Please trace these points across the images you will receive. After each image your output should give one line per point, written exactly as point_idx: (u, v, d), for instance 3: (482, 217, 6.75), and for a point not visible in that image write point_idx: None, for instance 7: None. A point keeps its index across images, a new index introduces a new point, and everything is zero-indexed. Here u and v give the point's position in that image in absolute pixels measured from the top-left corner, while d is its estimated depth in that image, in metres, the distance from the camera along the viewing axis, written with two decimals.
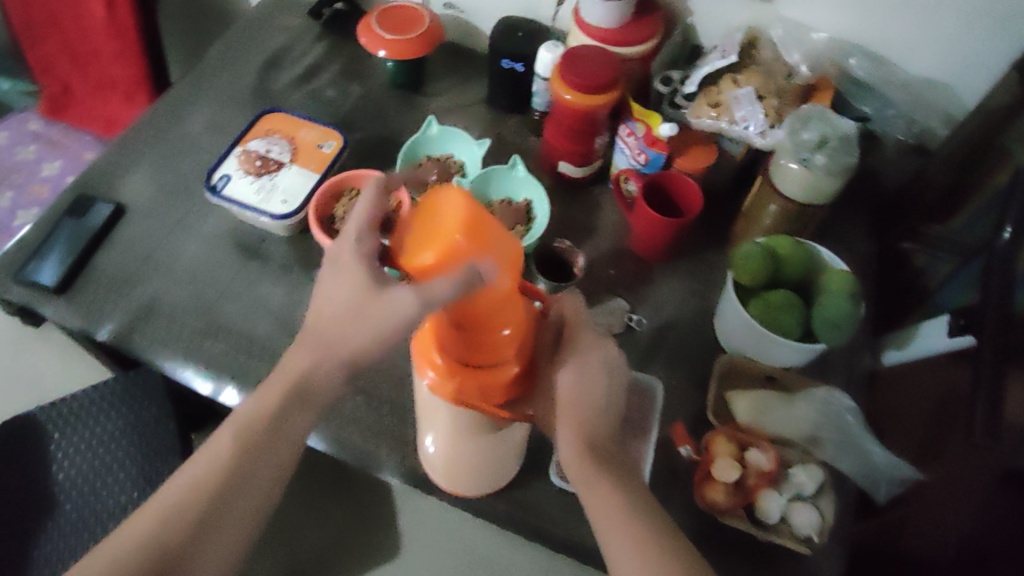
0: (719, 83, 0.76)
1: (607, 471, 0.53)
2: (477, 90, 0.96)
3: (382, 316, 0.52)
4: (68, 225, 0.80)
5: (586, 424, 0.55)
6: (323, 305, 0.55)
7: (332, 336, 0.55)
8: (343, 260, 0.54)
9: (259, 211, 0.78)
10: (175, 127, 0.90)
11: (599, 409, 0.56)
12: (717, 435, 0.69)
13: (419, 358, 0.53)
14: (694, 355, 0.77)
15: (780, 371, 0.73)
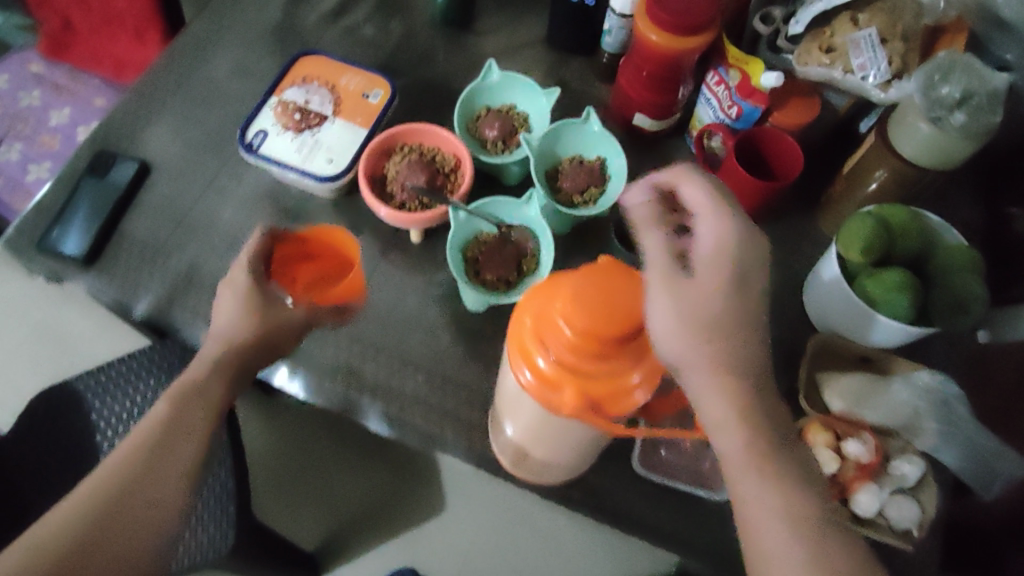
0: (833, 24, 0.66)
1: (724, 350, 0.44)
2: (533, 28, 0.86)
3: (265, 321, 0.61)
4: (91, 186, 0.73)
5: (732, 376, 0.45)
6: (225, 325, 0.62)
7: (231, 335, 0.62)
8: (234, 279, 0.63)
9: (304, 172, 0.69)
10: (196, 71, 0.80)
11: (740, 338, 0.45)
12: (812, 423, 0.60)
13: (515, 356, 0.46)
14: (787, 329, 0.69)
15: (877, 352, 0.63)
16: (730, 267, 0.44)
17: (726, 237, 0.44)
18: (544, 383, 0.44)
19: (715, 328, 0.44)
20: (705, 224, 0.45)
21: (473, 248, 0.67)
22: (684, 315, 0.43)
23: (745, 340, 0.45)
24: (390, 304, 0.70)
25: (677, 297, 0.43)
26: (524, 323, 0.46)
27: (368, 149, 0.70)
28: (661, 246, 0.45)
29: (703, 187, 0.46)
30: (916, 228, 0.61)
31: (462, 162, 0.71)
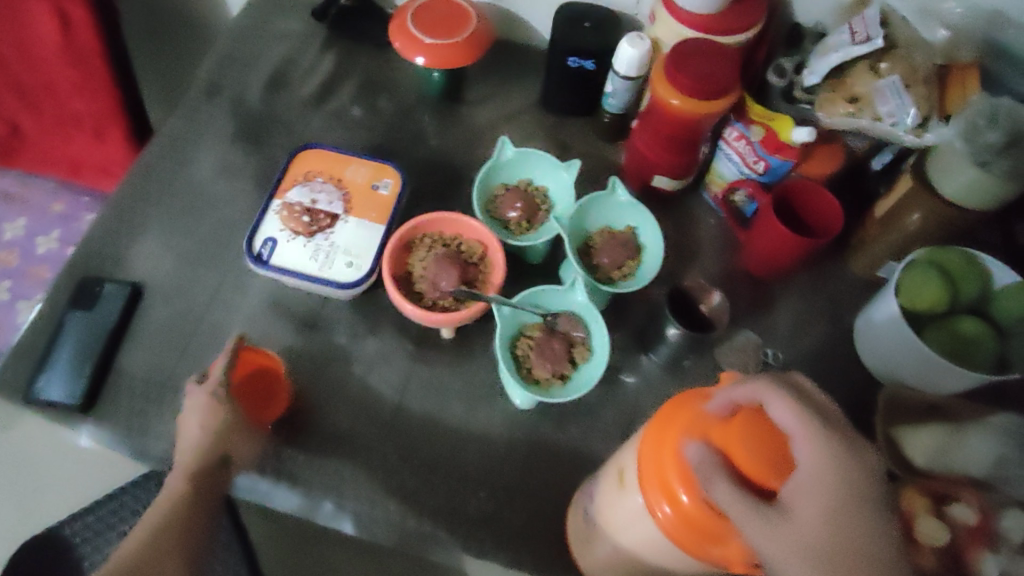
0: (852, 73, 0.65)
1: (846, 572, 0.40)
2: (528, 92, 0.82)
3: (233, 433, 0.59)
4: (78, 321, 0.65)
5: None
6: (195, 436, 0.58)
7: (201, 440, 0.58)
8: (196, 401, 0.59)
9: (324, 281, 0.63)
10: (178, 175, 0.73)
11: (861, 545, 0.40)
12: (906, 489, 0.54)
13: (649, 484, 0.44)
14: (847, 385, 0.67)
15: (949, 400, 0.61)
16: (837, 491, 0.40)
17: (826, 464, 0.39)
18: (683, 524, 0.42)
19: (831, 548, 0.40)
20: (796, 452, 0.40)
21: (521, 344, 0.63)
22: (805, 555, 0.39)
23: (870, 545, 0.41)
24: (433, 414, 0.65)
25: (787, 548, 0.39)
26: (662, 450, 0.43)
27: (389, 247, 0.64)
28: (735, 498, 0.38)
29: (784, 416, 0.40)
30: (972, 273, 0.61)
31: (491, 249, 0.66)
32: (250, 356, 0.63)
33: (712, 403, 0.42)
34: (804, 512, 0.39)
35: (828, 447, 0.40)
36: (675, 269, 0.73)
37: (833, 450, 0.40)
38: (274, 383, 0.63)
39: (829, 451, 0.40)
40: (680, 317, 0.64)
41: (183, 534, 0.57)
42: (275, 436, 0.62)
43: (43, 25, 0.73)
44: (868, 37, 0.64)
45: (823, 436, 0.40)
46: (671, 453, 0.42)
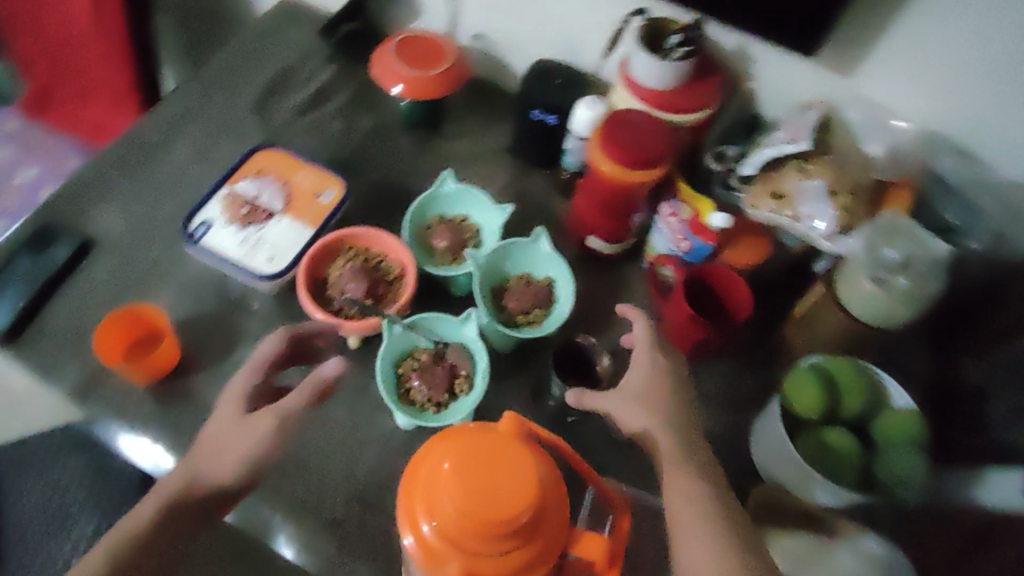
0: (782, 170, 0.66)
1: (684, 456, 0.55)
2: (500, 135, 0.85)
3: (233, 439, 0.59)
4: (25, 261, 0.71)
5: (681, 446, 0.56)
6: (208, 442, 0.59)
7: (206, 456, 0.58)
8: (229, 393, 0.61)
9: (242, 269, 0.68)
10: (158, 153, 0.80)
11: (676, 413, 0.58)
12: None
13: (405, 514, 0.45)
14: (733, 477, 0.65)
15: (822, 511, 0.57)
16: (668, 382, 0.59)
17: (648, 364, 0.60)
18: (426, 550, 0.43)
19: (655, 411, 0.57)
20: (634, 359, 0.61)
21: (406, 364, 0.66)
22: (659, 427, 0.56)
23: (679, 414, 0.58)
24: (320, 413, 0.68)
25: (632, 414, 0.57)
26: (418, 473, 0.46)
27: (310, 251, 0.68)
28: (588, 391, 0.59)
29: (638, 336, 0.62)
30: (861, 385, 0.61)
31: (406, 272, 0.69)
32: (150, 319, 0.69)
33: (463, 423, 0.46)
34: (646, 395, 0.58)
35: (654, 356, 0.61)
36: (590, 328, 0.73)
37: (663, 358, 0.61)
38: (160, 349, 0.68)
39: (651, 357, 0.61)
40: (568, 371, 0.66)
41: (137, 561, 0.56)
42: (164, 402, 0.67)
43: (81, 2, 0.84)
44: (799, 137, 0.65)
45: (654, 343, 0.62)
46: (426, 473, 0.45)
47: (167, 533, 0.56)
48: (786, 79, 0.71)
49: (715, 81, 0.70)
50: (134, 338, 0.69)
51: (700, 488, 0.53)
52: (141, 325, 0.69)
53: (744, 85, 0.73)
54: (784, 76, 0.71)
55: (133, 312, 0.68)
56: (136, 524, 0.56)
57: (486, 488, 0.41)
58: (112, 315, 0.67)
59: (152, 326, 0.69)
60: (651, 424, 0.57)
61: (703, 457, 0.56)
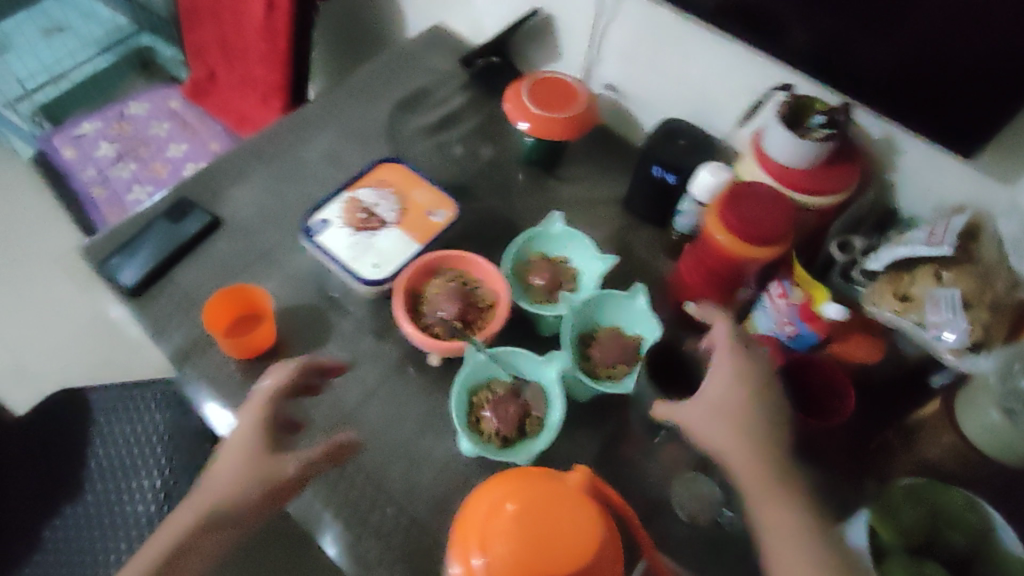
0: (915, 272, 0.62)
1: (765, 464, 0.55)
2: (614, 186, 0.85)
3: (263, 473, 0.58)
4: (161, 227, 0.77)
5: (758, 453, 0.55)
6: (226, 471, 0.58)
7: (230, 488, 0.57)
8: (244, 422, 0.60)
9: (348, 270, 0.71)
10: (294, 149, 0.86)
11: (760, 419, 0.56)
12: None
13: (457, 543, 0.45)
14: None
15: None
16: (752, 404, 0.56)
17: (734, 379, 0.57)
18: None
19: (739, 418, 0.56)
20: (717, 367, 0.58)
21: (481, 395, 0.65)
22: (744, 448, 0.55)
23: (763, 418, 0.56)
24: (388, 425, 0.69)
25: (711, 431, 0.56)
26: (477, 507, 0.45)
27: (413, 265, 0.71)
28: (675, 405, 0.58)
29: (725, 347, 0.58)
30: (967, 524, 0.54)
31: (499, 302, 0.70)
32: (255, 297, 0.73)
33: (532, 468, 0.46)
34: (728, 417, 0.56)
35: (739, 372, 0.57)
36: None
37: (750, 372, 0.57)
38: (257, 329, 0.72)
39: (737, 371, 0.57)
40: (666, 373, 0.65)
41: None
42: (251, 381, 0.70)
43: (257, 5, 0.92)
44: (940, 242, 0.61)
45: (738, 347, 0.58)
46: (486, 509, 0.44)
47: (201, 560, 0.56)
48: (934, 179, 0.68)
49: (852, 167, 0.68)
50: (238, 313, 0.73)
51: (785, 498, 0.54)
52: (248, 301, 0.73)
53: (886, 176, 0.70)
54: (931, 175, 0.68)
55: (245, 290, 0.72)
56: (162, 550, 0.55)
57: (555, 538, 0.41)
58: (226, 290, 0.71)
59: (259, 307, 0.73)
60: (732, 433, 0.55)
61: (788, 467, 0.55)
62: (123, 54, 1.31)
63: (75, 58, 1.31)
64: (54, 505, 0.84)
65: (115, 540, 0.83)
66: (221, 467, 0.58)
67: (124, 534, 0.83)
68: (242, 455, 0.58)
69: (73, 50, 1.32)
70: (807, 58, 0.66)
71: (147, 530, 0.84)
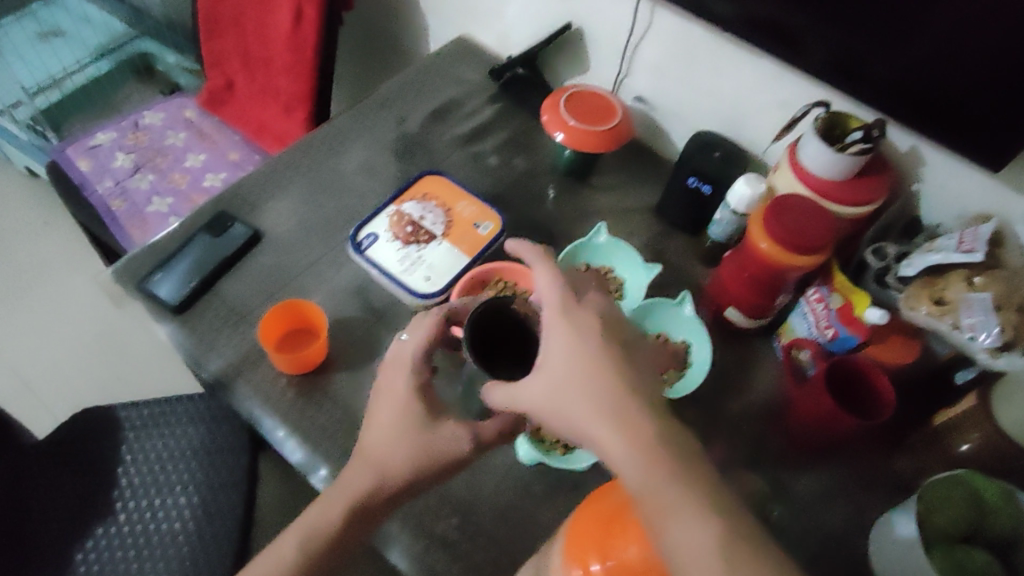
0: (947, 277, 0.64)
1: (614, 428, 0.47)
2: (646, 195, 0.88)
3: (426, 441, 0.58)
4: (201, 242, 0.76)
5: (596, 417, 0.48)
6: (383, 431, 0.59)
7: (389, 454, 0.58)
8: (397, 382, 0.61)
9: (400, 284, 0.72)
10: (329, 160, 0.87)
11: (586, 383, 0.49)
12: None
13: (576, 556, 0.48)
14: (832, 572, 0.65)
15: None
16: (594, 369, 0.50)
17: (574, 348, 0.51)
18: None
19: (572, 388, 0.50)
20: (552, 334, 0.53)
21: None
22: (599, 422, 0.48)
23: (599, 380, 0.49)
24: None
25: (549, 408, 0.50)
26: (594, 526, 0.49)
27: (464, 278, 0.72)
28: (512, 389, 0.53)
29: (553, 313, 0.53)
30: (1007, 508, 0.58)
31: None
32: (307, 309, 0.73)
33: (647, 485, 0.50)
34: (571, 394, 0.50)
35: (576, 337, 0.52)
36: (715, 400, 0.74)
37: (590, 339, 0.52)
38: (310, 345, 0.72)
39: (573, 336, 0.52)
40: (502, 350, 0.57)
41: (335, 553, 0.58)
42: (304, 396, 0.70)
43: (285, 17, 0.94)
44: (972, 248, 0.63)
45: (559, 315, 0.53)
46: (608, 521, 0.48)
47: (360, 527, 0.58)
48: (958, 189, 0.70)
49: (881, 179, 0.70)
50: (286, 328, 0.74)
51: (638, 457, 0.45)
52: (303, 316, 0.74)
53: (910, 186, 0.73)
54: (955, 185, 0.70)
55: (299, 303, 0.73)
56: (325, 517, 0.57)
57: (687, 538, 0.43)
58: (278, 307, 0.72)
59: (315, 321, 0.73)
60: (569, 402, 0.49)
61: (639, 426, 0.47)
62: (121, 61, 1.26)
63: (73, 64, 1.27)
64: (85, 525, 0.81)
65: (147, 561, 0.79)
66: (380, 429, 0.59)
67: (160, 551, 0.80)
68: (406, 413, 0.59)
69: (72, 55, 1.29)
70: (838, 77, 0.69)
71: (185, 547, 0.80)
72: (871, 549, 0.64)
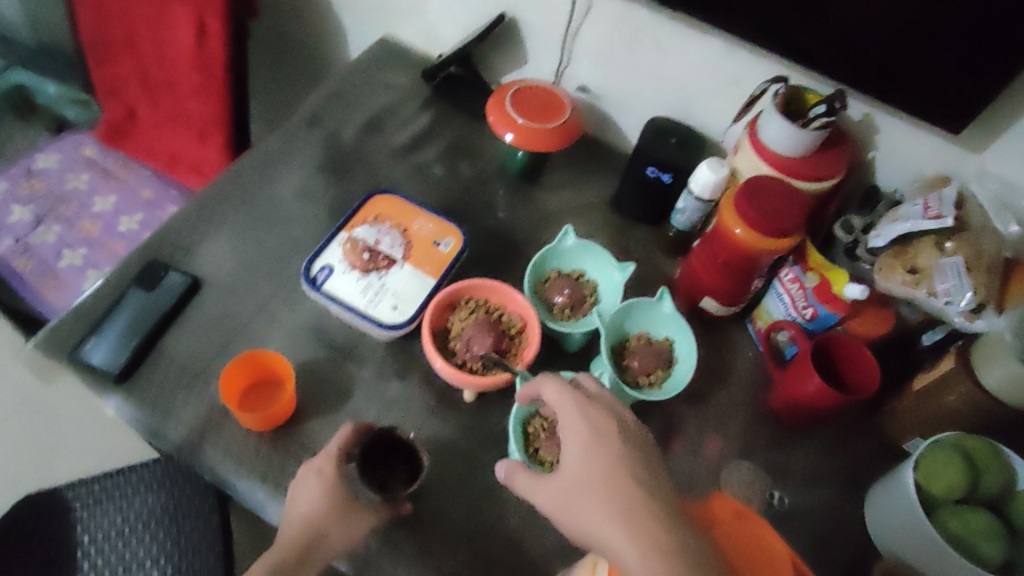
0: (917, 245, 0.65)
1: (623, 526, 0.46)
2: (601, 187, 0.86)
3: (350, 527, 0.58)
4: (135, 298, 0.69)
5: (604, 517, 0.47)
6: (309, 515, 0.57)
7: (320, 535, 0.57)
8: (324, 470, 0.59)
9: (366, 317, 0.66)
10: (262, 189, 0.80)
11: (598, 484, 0.48)
12: None
13: None
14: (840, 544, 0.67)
15: None
16: (607, 470, 0.49)
17: (590, 452, 0.50)
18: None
19: (584, 488, 0.49)
20: (569, 433, 0.52)
21: (535, 424, 0.64)
22: (611, 529, 0.46)
23: (612, 480, 0.48)
24: (439, 470, 0.65)
25: (561, 508, 0.50)
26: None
27: (435, 303, 0.68)
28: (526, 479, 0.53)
29: (571, 412, 0.52)
30: (998, 465, 0.61)
31: (529, 328, 0.68)
32: (266, 358, 0.66)
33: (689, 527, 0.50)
34: (583, 501, 0.49)
35: (595, 439, 0.50)
36: (702, 390, 0.74)
37: (603, 438, 0.50)
38: (277, 396, 0.67)
39: (591, 435, 0.51)
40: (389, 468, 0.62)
41: None
42: (278, 452, 0.64)
43: (186, 34, 0.85)
44: (939, 214, 0.63)
45: (574, 407, 0.52)
46: None
47: None
48: (912, 154, 0.71)
49: (841, 151, 0.70)
50: (247, 382, 0.67)
51: (646, 560, 0.44)
52: (265, 365, 0.67)
53: (865, 153, 0.73)
54: (909, 150, 0.71)
55: (260, 352, 0.66)
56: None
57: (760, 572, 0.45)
58: (238, 360, 0.65)
59: (281, 370, 0.67)
60: (580, 499, 0.49)
61: (652, 525, 0.46)
62: None
63: None
64: None
65: None
66: (305, 514, 0.57)
67: None
68: (332, 497, 0.57)
69: None
70: (792, 52, 0.67)
71: None
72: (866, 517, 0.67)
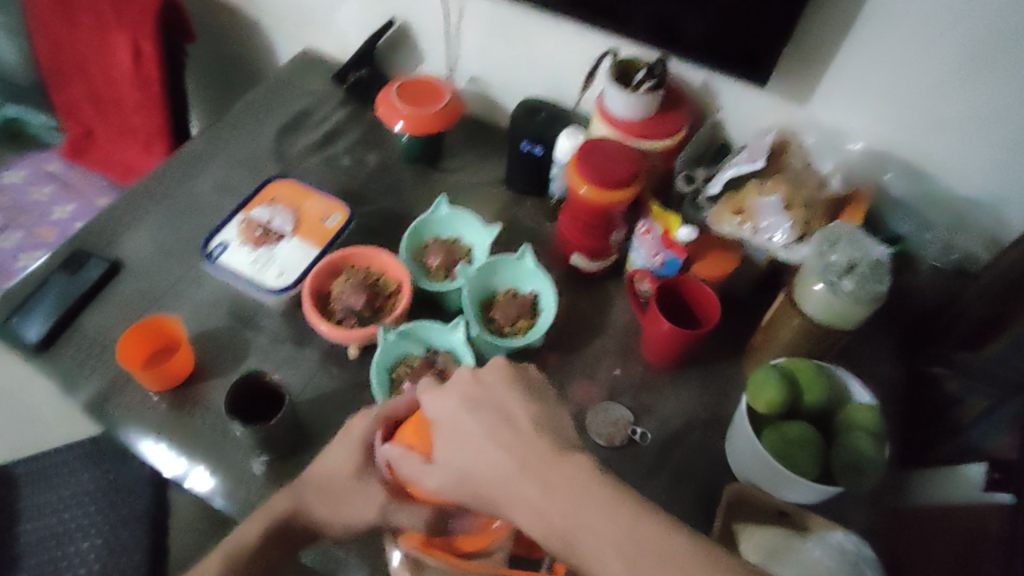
0: (743, 189, 0.72)
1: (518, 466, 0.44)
2: (493, 169, 0.94)
3: None
4: (59, 280, 0.78)
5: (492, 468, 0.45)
6: None
7: None
8: None
9: (254, 283, 0.75)
10: (183, 186, 0.89)
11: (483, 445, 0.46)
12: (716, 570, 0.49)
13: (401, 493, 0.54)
14: (698, 475, 0.70)
15: (794, 507, 0.62)
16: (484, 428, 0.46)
17: (484, 433, 0.46)
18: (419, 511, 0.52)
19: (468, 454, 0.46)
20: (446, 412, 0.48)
21: (400, 369, 0.70)
22: (527, 497, 0.43)
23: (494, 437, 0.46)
24: (321, 417, 0.72)
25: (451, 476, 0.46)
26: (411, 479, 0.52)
27: (317, 269, 0.76)
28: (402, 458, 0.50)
29: (457, 407, 0.48)
30: (818, 382, 0.64)
31: (402, 286, 0.75)
32: (158, 323, 0.74)
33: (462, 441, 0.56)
34: (491, 484, 0.44)
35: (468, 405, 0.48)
36: (574, 341, 0.79)
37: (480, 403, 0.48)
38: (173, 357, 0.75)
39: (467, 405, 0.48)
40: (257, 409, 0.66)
41: None
42: (175, 407, 0.72)
43: (124, 57, 0.96)
44: (756, 157, 0.72)
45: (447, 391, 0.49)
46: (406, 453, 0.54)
47: None
48: (750, 110, 0.79)
49: (679, 112, 0.77)
50: (152, 348, 0.75)
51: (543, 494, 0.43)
52: (161, 329, 0.75)
53: (713, 115, 0.81)
54: (747, 108, 0.79)
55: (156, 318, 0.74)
56: None
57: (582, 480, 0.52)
58: (135, 328, 0.72)
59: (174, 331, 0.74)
60: (472, 462, 0.46)
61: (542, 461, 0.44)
62: None
63: None
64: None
65: None
66: None
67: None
68: None
69: None
70: (624, 26, 0.75)
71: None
72: (725, 450, 0.70)
